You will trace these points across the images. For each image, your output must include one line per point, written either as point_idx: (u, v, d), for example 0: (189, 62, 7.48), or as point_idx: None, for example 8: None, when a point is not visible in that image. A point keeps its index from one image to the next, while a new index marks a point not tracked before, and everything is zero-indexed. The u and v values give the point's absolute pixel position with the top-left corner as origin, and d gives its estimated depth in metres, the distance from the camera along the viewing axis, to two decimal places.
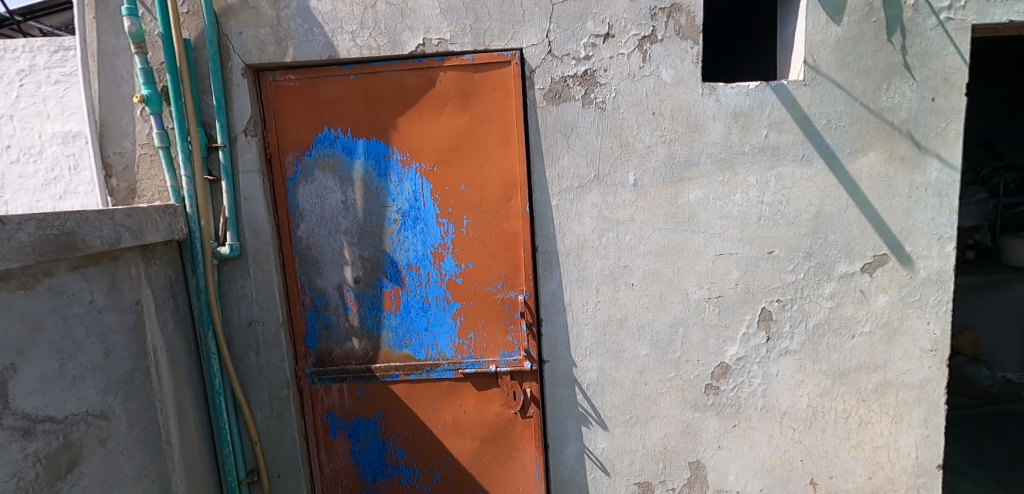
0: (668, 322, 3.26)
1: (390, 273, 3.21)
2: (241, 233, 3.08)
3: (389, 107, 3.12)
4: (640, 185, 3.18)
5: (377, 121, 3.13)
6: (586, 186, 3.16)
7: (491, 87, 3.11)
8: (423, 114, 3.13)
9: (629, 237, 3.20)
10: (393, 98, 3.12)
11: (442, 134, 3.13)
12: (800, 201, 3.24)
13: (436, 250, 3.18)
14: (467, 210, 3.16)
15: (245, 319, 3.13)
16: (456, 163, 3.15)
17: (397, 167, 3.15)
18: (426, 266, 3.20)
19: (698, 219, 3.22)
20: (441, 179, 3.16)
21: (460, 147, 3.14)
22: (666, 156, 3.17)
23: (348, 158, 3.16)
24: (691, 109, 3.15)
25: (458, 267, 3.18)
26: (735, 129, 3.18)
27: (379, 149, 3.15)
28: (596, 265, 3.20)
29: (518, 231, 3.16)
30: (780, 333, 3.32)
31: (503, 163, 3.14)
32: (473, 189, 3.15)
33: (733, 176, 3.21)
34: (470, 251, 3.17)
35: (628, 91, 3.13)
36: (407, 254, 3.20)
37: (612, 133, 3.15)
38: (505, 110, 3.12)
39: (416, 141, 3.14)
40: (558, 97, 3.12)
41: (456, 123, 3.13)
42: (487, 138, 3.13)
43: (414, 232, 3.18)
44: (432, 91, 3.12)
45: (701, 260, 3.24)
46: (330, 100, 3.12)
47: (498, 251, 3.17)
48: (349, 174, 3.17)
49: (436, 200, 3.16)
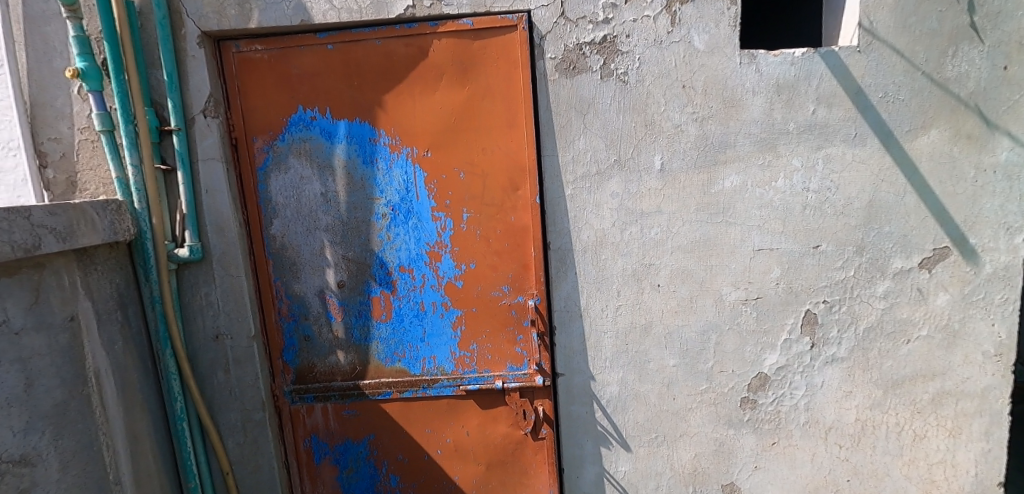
0: (698, 328, 2.84)
1: (379, 276, 2.78)
2: (203, 231, 2.63)
3: (374, 82, 2.66)
4: (667, 171, 2.74)
5: (361, 99, 2.67)
6: (605, 173, 2.72)
7: (494, 57, 2.65)
8: (414, 89, 2.67)
9: (655, 231, 2.77)
10: (379, 71, 2.66)
11: (437, 113, 2.68)
12: (851, 187, 2.80)
13: (432, 248, 2.75)
14: (467, 203, 2.72)
15: (211, 333, 2.69)
16: (453, 148, 2.69)
17: (384, 152, 2.70)
18: (421, 267, 2.76)
19: (734, 210, 2.78)
20: (437, 166, 2.71)
21: (458, 128, 2.68)
22: (697, 137, 2.73)
23: (327, 143, 2.71)
24: (727, 82, 2.71)
25: (459, 269, 2.75)
26: (778, 104, 2.74)
27: (363, 132, 2.69)
28: (616, 264, 2.77)
29: (527, 226, 2.72)
30: (826, 339, 2.89)
31: (508, 146, 2.69)
32: (475, 176, 2.70)
33: (775, 158, 2.77)
34: (471, 250, 2.73)
35: (654, 61, 2.68)
36: (398, 254, 2.76)
37: (635, 110, 2.71)
38: (510, 84, 2.66)
39: (406, 121, 2.68)
40: (572, 68, 2.67)
41: (453, 100, 2.67)
42: (490, 118, 2.68)
43: (406, 228, 2.74)
44: (425, 62, 2.65)
45: (738, 257, 2.81)
46: (305, 75, 2.66)
47: (503, 249, 2.73)
48: (329, 161, 2.72)
49: (430, 190, 2.71)
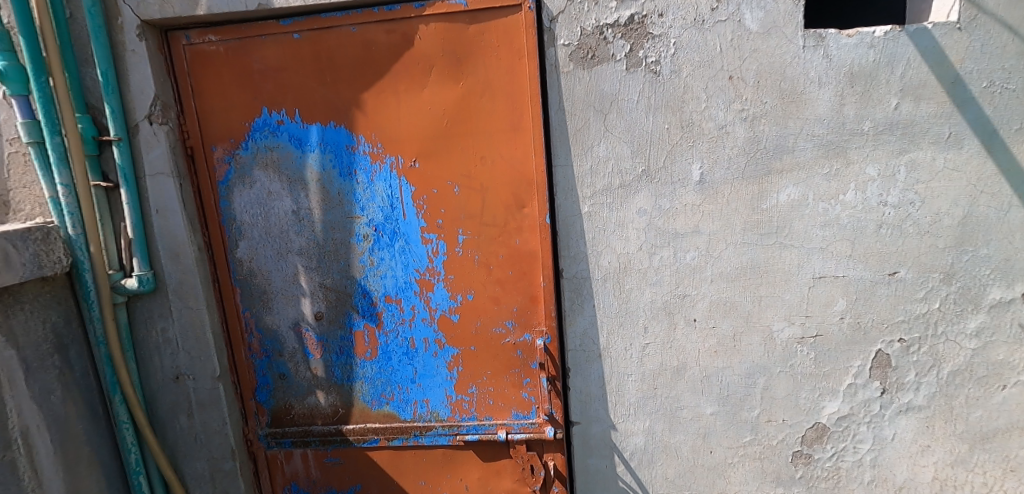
0: (743, 371, 2.35)
1: (362, 307, 2.37)
2: (155, 258, 2.26)
3: (350, 78, 2.21)
4: (707, 182, 2.23)
5: (335, 99, 2.22)
6: (631, 186, 2.23)
7: (493, 45, 2.16)
8: (397, 86, 2.20)
9: (691, 256, 2.27)
10: (355, 64, 2.20)
11: (425, 115, 2.21)
12: (941, 201, 2.24)
13: (422, 276, 2.32)
14: (463, 223, 2.27)
15: (170, 373, 2.34)
16: (446, 157, 2.23)
17: (364, 162, 2.26)
18: (410, 297, 2.34)
19: (791, 229, 2.26)
20: (427, 179, 2.25)
21: (452, 133, 2.22)
22: (747, 139, 2.21)
23: (297, 152, 2.28)
24: (786, 70, 2.17)
25: (454, 300, 2.32)
26: (851, 98, 2.18)
27: (338, 138, 2.25)
28: (643, 295, 2.30)
29: (535, 251, 2.26)
30: (900, 384, 2.35)
31: (511, 154, 2.21)
32: (472, 191, 2.24)
33: (844, 166, 2.23)
34: (468, 279, 2.30)
35: (693, 46, 2.16)
36: (383, 282, 2.34)
37: (669, 108, 2.19)
38: (514, 79, 2.17)
39: (389, 126, 2.23)
40: (591, 57, 2.17)
41: (445, 99, 2.20)
42: (489, 120, 2.20)
43: (392, 252, 2.32)
44: (410, 53, 2.18)
45: (793, 287, 2.29)
46: (268, 70, 2.22)
47: (507, 278, 2.28)
48: (301, 173, 2.29)
49: (419, 207, 2.27)
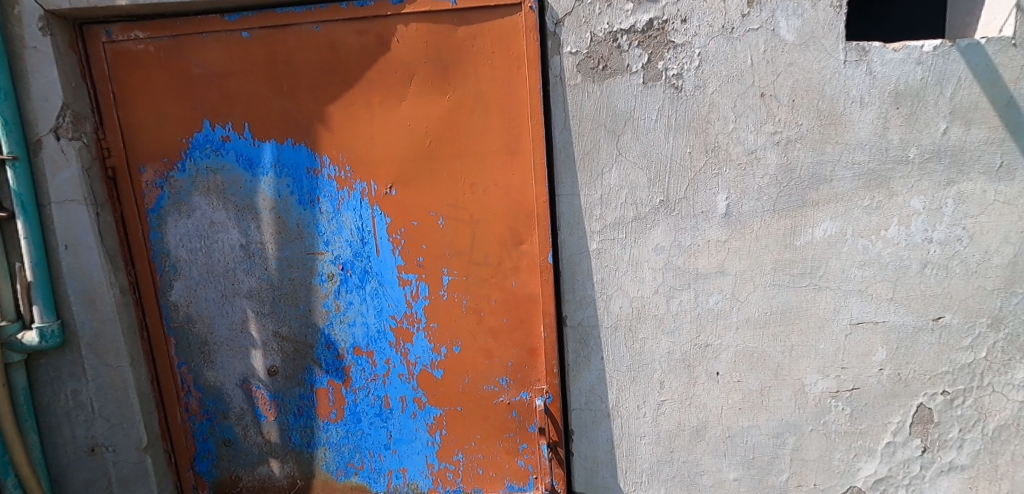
0: (771, 430, 2.03)
1: (326, 361, 1.97)
2: (64, 304, 1.83)
3: (313, 87, 1.82)
4: (734, 215, 1.92)
5: (295, 111, 1.83)
6: (646, 219, 1.91)
7: (487, 51, 1.81)
8: (371, 98, 1.83)
9: (715, 300, 1.96)
10: (320, 70, 1.82)
11: (404, 133, 1.84)
12: (992, 238, 1.99)
13: (399, 324, 1.93)
14: (449, 261, 1.90)
15: (84, 444, 1.90)
16: (429, 184, 1.86)
17: (329, 188, 1.87)
18: (384, 349, 1.95)
19: (827, 269, 1.97)
20: (406, 208, 1.88)
21: (436, 155, 1.85)
22: (779, 166, 1.91)
23: (247, 174, 1.87)
24: (824, 88, 1.89)
25: (437, 353, 1.94)
26: (896, 120, 1.91)
27: (297, 158, 1.85)
28: (659, 344, 1.97)
29: (534, 294, 1.91)
30: (943, 442, 2.08)
31: (508, 181, 1.86)
32: (460, 224, 1.88)
33: (887, 198, 1.95)
34: (455, 327, 1.93)
35: (720, 58, 1.86)
36: (352, 331, 1.95)
37: (692, 129, 1.88)
38: (511, 92, 1.82)
39: (360, 144, 1.84)
40: (602, 68, 1.84)
41: (428, 114, 1.83)
42: (481, 141, 1.84)
43: (362, 295, 1.93)
44: (386, 59, 1.81)
45: (828, 335, 2.00)
46: (211, 75, 1.82)
47: (500, 327, 1.92)
48: (251, 200, 1.89)
49: (396, 242, 1.89)
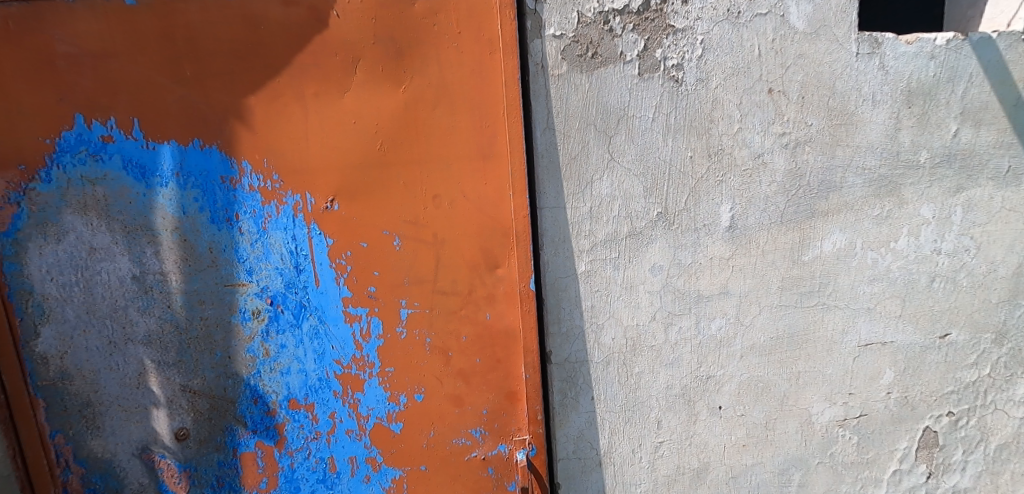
0: (776, 467, 1.82)
1: (253, 419, 1.56)
2: None
3: (225, 72, 1.39)
4: (738, 228, 1.68)
5: (200, 102, 1.40)
6: (642, 234, 1.63)
7: (453, 29, 1.43)
8: (303, 87, 1.42)
9: (717, 326, 1.71)
10: (232, 49, 1.39)
11: (347, 133, 1.44)
12: (998, 248, 1.83)
13: (346, 370, 1.55)
14: (408, 292, 1.53)
15: None
16: (380, 196, 1.48)
17: (251, 202, 1.45)
18: (327, 400, 1.57)
19: (836, 286, 1.76)
20: (352, 227, 1.49)
21: (389, 161, 1.46)
22: (787, 173, 1.68)
23: (138, 185, 1.43)
24: (835, 84, 1.67)
25: (395, 403, 1.57)
26: (908, 121, 1.72)
27: (206, 164, 1.43)
28: (656, 379, 1.70)
29: (512, 328, 1.56)
30: (947, 466, 1.94)
31: (480, 192, 1.49)
32: (421, 246, 1.50)
33: (897, 206, 1.76)
34: (416, 372, 1.56)
35: (725, 47, 1.60)
36: (286, 380, 1.55)
37: (694, 129, 1.62)
38: (483, 82, 1.45)
39: (291, 146, 1.44)
40: (591, 56, 1.54)
41: (377, 107, 1.44)
42: (447, 143, 1.47)
43: (298, 336, 1.53)
44: (321, 38, 1.41)
45: (836, 359, 1.80)
46: (83, 54, 1.36)
47: (472, 369, 1.57)
48: (145, 219, 1.45)
49: (340, 269, 1.50)
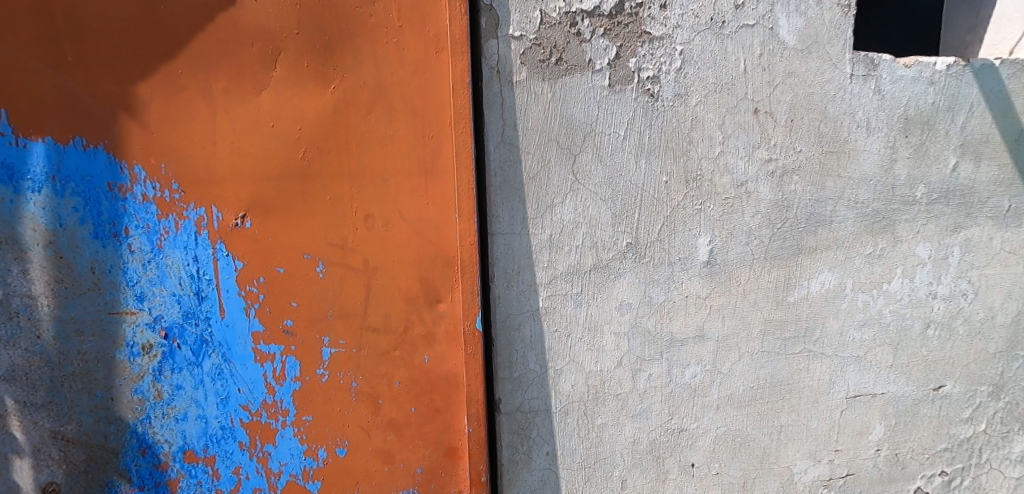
0: None
1: (139, 473, 1.33)
2: None
3: (116, 59, 1.23)
4: (717, 263, 1.49)
5: (84, 93, 1.23)
6: (609, 267, 1.43)
7: (392, 20, 1.24)
8: (211, 82, 1.24)
9: (691, 373, 1.51)
10: (127, 34, 1.22)
11: (265, 138, 1.26)
12: (997, 293, 1.66)
13: (254, 417, 1.33)
14: (331, 327, 1.31)
15: None
16: (301, 213, 1.28)
17: (144, 214, 1.26)
18: (230, 453, 1.33)
19: (824, 331, 1.58)
20: (266, 249, 1.29)
21: (313, 172, 1.27)
22: (773, 203, 1.50)
23: (9, 191, 1.24)
24: (827, 107, 1.51)
25: (312, 458, 1.34)
26: (904, 151, 1.56)
27: (89, 168, 1.24)
28: (621, 433, 1.49)
29: (454, 374, 1.34)
30: None
31: (420, 213, 1.28)
32: (347, 273, 1.30)
33: (891, 244, 1.59)
34: (339, 422, 1.34)
35: (707, 60, 1.42)
36: (181, 428, 1.32)
37: (671, 150, 1.43)
38: (426, 85, 1.26)
39: (194, 151, 1.25)
40: (555, 62, 1.36)
41: (299, 108, 1.25)
42: (381, 153, 1.27)
43: (197, 374, 1.31)
44: (236, 27, 1.23)
45: (821, 412, 1.61)
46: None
47: (405, 421, 1.34)
48: (13, 229, 1.26)
49: (250, 297, 1.29)
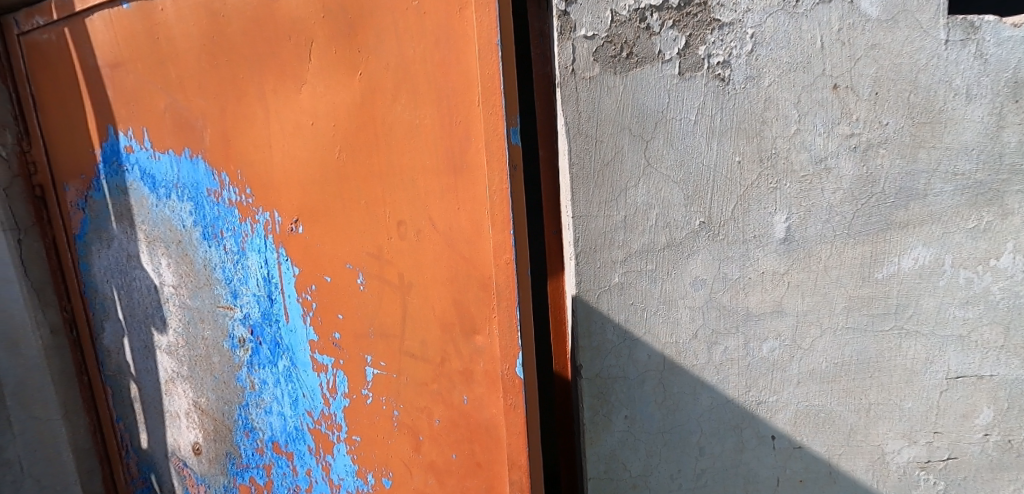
0: None
1: (247, 450, 1.96)
2: None
3: (198, 78, 1.66)
4: (796, 240, 1.51)
5: (185, 107, 1.71)
6: (683, 245, 1.51)
7: (406, 13, 1.31)
8: (263, 85, 1.55)
9: (769, 347, 1.55)
10: (204, 50, 1.63)
11: (314, 145, 1.52)
12: None
13: (317, 424, 1.74)
14: (372, 344, 1.57)
15: None
16: (344, 220, 1.52)
17: (230, 218, 1.73)
18: (303, 453, 1.80)
19: (917, 309, 1.54)
20: (316, 254, 1.60)
21: (348, 172, 1.48)
22: (855, 179, 1.49)
23: (151, 194, 1.89)
24: (917, 77, 1.45)
25: (363, 479, 1.69)
26: (1015, 118, 1.46)
27: (195, 178, 1.76)
28: (696, 402, 1.58)
29: (493, 422, 1.41)
30: None
31: (452, 224, 1.37)
32: (384, 284, 1.51)
33: (1000, 218, 1.50)
34: (383, 448, 1.62)
35: (781, 40, 1.44)
36: (269, 419, 1.86)
37: (744, 131, 1.47)
38: (447, 63, 1.29)
39: (257, 153, 1.62)
40: (625, 57, 1.45)
41: (332, 106, 1.46)
42: (409, 147, 1.39)
43: (276, 374, 1.79)
44: (279, 24, 1.48)
45: (916, 392, 1.57)
46: (107, 68, 1.84)
47: (449, 455, 1.51)
48: (160, 231, 1.92)
49: (307, 304, 1.65)
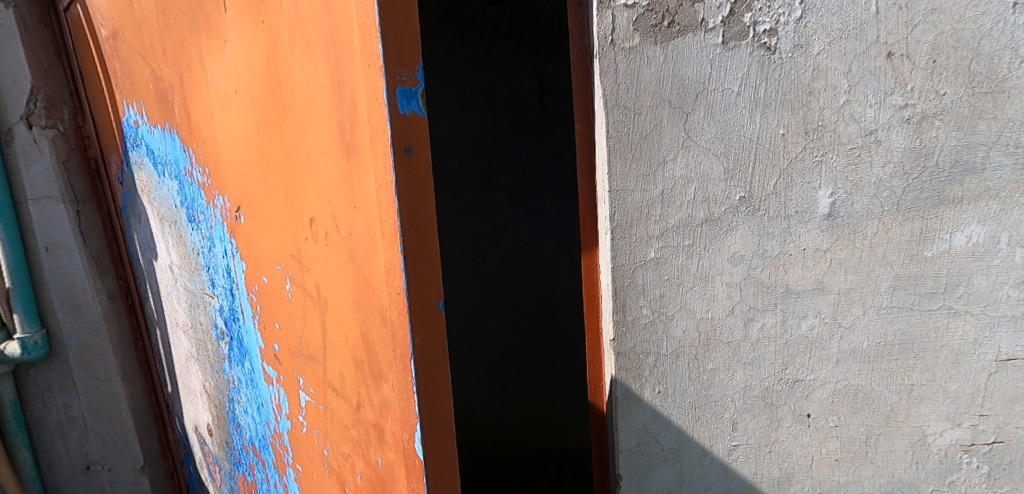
0: (876, 488, 1.61)
1: (237, 433, 2.55)
2: (41, 299, 3.05)
3: (179, 48, 2.01)
4: (840, 216, 1.46)
5: (170, 80, 2.15)
6: (721, 220, 1.48)
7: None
8: (212, 60, 1.84)
9: (808, 325, 1.52)
10: (179, 21, 1.95)
11: (265, 135, 1.66)
12: None
13: (274, 424, 2.14)
14: (302, 357, 1.81)
15: None
16: (274, 217, 1.72)
17: (206, 209, 2.18)
18: (266, 448, 2.29)
19: (969, 289, 1.48)
20: (256, 249, 1.91)
21: (272, 154, 1.65)
22: (907, 152, 1.42)
23: (156, 173, 2.53)
24: (980, 44, 1.37)
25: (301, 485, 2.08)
26: None
27: (179, 158, 2.28)
28: (731, 378, 1.56)
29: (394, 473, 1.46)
30: None
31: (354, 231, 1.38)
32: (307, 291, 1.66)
33: None
34: (320, 471, 1.90)
35: (833, 5, 1.37)
36: (245, 414, 2.40)
37: (790, 101, 1.42)
38: (331, 19, 1.24)
39: (209, 133, 1.99)
40: (667, 25, 1.41)
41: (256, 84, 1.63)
42: (313, 125, 1.42)
43: (246, 372, 2.28)
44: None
45: (963, 373, 1.52)
46: (121, 47, 2.49)
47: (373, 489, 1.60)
48: (168, 210, 2.53)
49: (255, 299, 2.02)
